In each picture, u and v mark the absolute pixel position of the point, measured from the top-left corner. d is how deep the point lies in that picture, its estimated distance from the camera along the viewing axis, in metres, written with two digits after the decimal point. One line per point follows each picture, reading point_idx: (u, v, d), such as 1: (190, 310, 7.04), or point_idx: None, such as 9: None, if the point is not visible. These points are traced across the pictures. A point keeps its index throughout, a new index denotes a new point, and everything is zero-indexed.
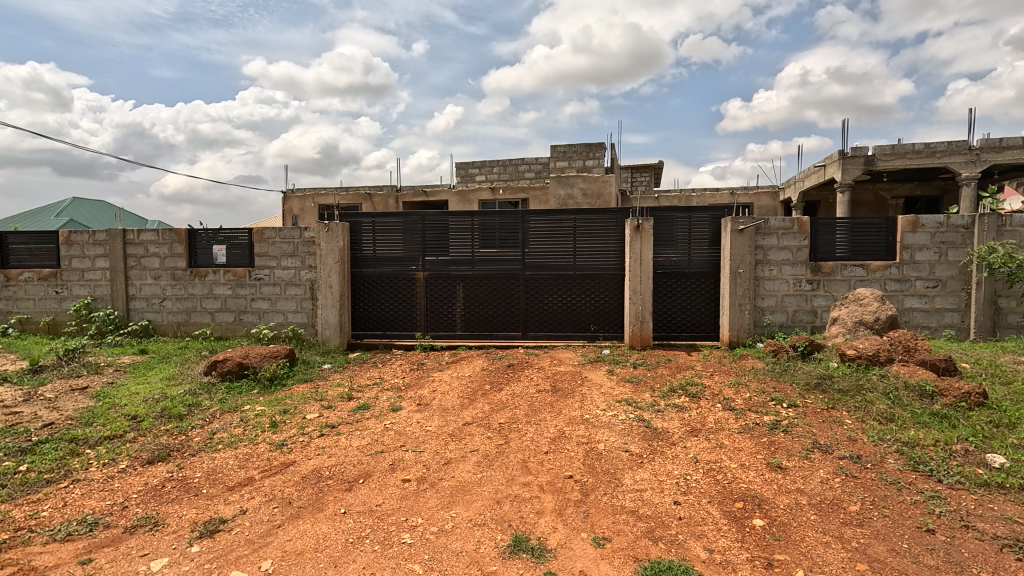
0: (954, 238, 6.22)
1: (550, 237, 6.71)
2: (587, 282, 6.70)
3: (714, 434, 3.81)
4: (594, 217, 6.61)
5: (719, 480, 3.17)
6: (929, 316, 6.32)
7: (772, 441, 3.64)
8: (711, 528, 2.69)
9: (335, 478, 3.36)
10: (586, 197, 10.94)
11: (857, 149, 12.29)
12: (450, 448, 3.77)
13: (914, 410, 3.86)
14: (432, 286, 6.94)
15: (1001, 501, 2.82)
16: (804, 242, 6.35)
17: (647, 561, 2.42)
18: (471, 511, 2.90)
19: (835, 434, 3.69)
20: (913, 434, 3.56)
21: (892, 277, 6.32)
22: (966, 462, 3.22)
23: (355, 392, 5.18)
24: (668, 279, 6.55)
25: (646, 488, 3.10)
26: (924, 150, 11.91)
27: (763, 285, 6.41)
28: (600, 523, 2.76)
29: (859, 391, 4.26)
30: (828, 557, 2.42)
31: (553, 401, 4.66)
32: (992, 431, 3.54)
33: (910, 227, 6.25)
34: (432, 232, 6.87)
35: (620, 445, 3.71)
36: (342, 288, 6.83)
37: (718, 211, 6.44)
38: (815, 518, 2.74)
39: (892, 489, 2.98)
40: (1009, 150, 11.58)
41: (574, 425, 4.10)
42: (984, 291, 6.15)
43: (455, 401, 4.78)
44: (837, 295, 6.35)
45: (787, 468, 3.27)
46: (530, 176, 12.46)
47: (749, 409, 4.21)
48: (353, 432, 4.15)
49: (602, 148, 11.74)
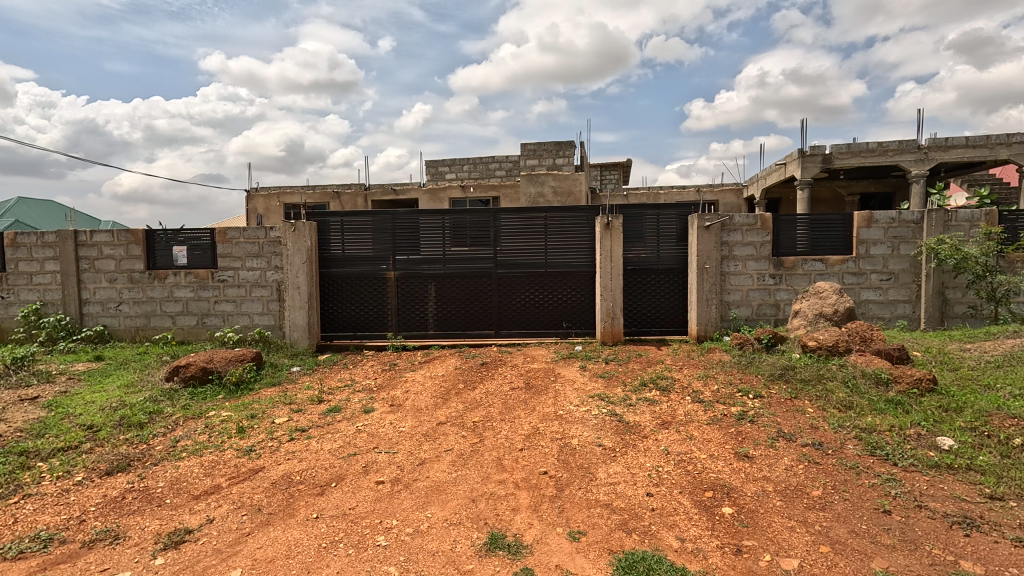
0: (905, 233, 6.52)
1: (521, 235, 6.72)
2: (559, 279, 6.75)
3: (684, 426, 3.90)
4: (565, 214, 6.66)
5: (689, 471, 3.25)
6: (884, 307, 6.62)
7: (739, 432, 3.74)
8: (682, 518, 2.75)
9: (307, 482, 3.30)
10: (557, 195, 11.04)
11: (816, 147, 12.70)
12: (424, 448, 3.74)
13: (871, 397, 4.03)
14: (404, 285, 6.86)
15: (950, 481, 2.98)
16: (767, 239, 6.54)
17: (621, 553, 2.45)
18: (446, 510, 2.89)
19: (798, 422, 3.83)
20: (870, 420, 3.71)
21: (850, 271, 6.59)
22: (919, 445, 3.39)
23: (326, 394, 5.08)
24: (638, 276, 6.66)
25: (619, 482, 3.15)
26: (877, 149, 12.41)
27: (729, 280, 6.59)
28: (574, 518, 2.78)
29: (819, 380, 4.42)
30: (793, 541, 2.51)
31: (526, 398, 4.68)
32: (942, 415, 3.73)
33: (865, 223, 6.53)
34: (403, 231, 6.79)
35: (593, 440, 3.75)
36: (310, 289, 6.71)
37: (684, 208, 6.58)
38: (780, 504, 2.84)
39: (852, 473, 3.11)
40: (954, 149, 12.18)
41: (547, 421, 4.13)
42: (933, 283, 6.47)
43: (428, 401, 4.74)
44: (799, 289, 6.57)
45: (754, 457, 3.37)
46: (501, 174, 12.48)
47: (717, 401, 4.32)
48: (324, 436, 4.07)
49: (572, 146, 11.80)
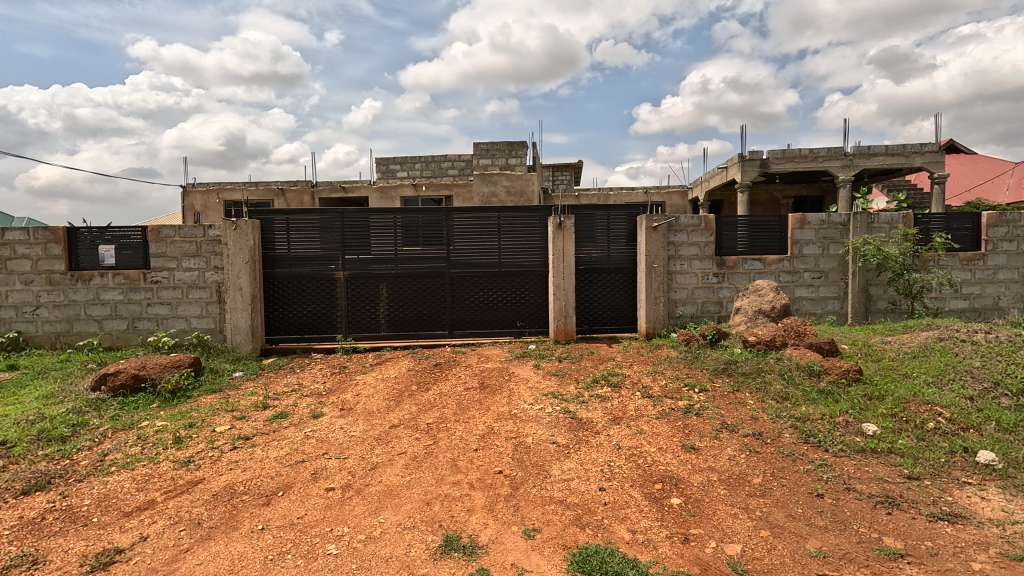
0: (834, 233, 6.98)
1: (475, 234, 6.70)
2: (512, 279, 6.78)
3: (634, 421, 4.01)
4: (518, 214, 6.70)
5: (639, 464, 3.35)
6: (815, 303, 7.06)
7: (686, 425, 3.89)
8: (633, 510, 2.83)
9: (251, 492, 3.15)
10: (509, 194, 11.08)
11: (754, 152, 13.38)
12: (376, 452, 3.66)
13: (805, 388, 4.30)
14: (354, 286, 6.68)
15: (874, 464, 3.22)
16: (710, 239, 6.83)
17: (575, 548, 2.49)
18: (400, 515, 2.84)
19: (740, 414, 4.03)
20: (804, 410, 3.95)
21: (785, 270, 6.98)
22: (847, 432, 3.65)
23: (271, 400, 4.87)
24: (589, 275, 6.79)
25: (572, 478, 3.20)
26: (808, 155, 13.22)
27: (675, 279, 6.83)
28: (529, 516, 2.80)
29: (759, 373, 4.66)
30: (736, 527, 2.64)
31: (480, 398, 4.67)
32: (867, 403, 4.02)
33: (798, 224, 6.94)
34: (352, 230, 6.61)
35: (547, 437, 3.79)
36: (254, 290, 6.41)
37: (633, 209, 6.76)
38: (724, 493, 2.97)
39: (788, 460, 3.30)
40: (875, 156, 13.16)
41: (502, 421, 4.13)
42: (858, 280, 6.97)
43: (381, 404, 4.64)
44: (739, 286, 6.91)
45: (700, 449, 3.51)
46: (454, 173, 12.38)
47: (665, 395, 4.48)
48: (270, 443, 3.90)
49: (524, 147, 11.87)
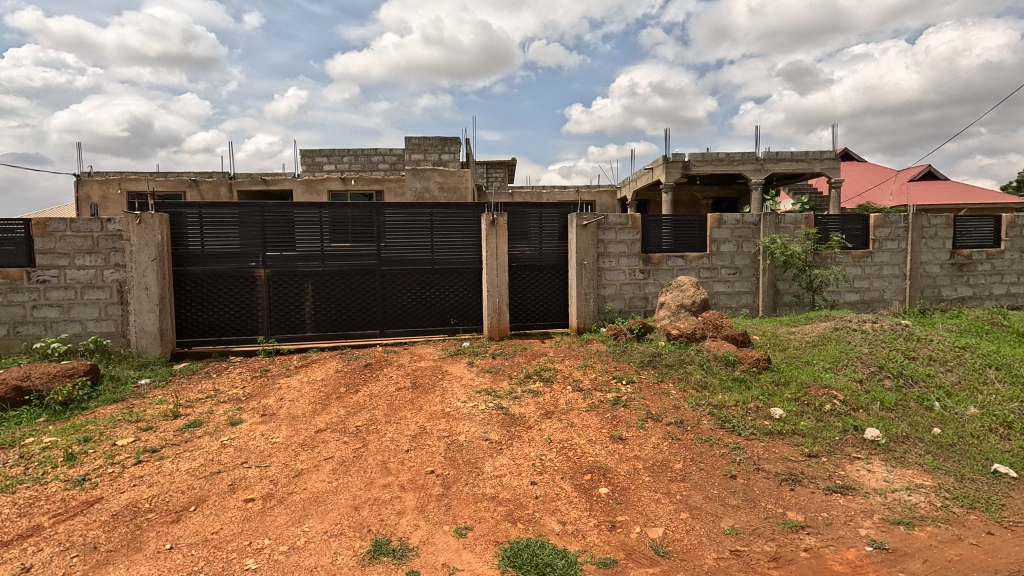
0: (747, 232, 7.51)
1: (406, 231, 6.56)
2: (445, 276, 6.71)
3: (565, 415, 4.10)
4: (451, 210, 6.63)
5: (569, 456, 3.43)
6: (731, 298, 7.57)
7: (614, 416, 4.04)
8: (563, 502, 2.89)
9: (158, 509, 2.90)
10: (442, 190, 10.95)
11: (677, 155, 14.10)
12: (301, 459, 3.50)
13: (721, 377, 4.60)
14: (277, 284, 6.33)
15: (780, 445, 3.51)
16: (636, 237, 7.12)
17: (507, 543, 2.51)
18: (326, 522, 2.73)
19: (663, 403, 4.24)
20: (721, 397, 4.23)
21: (705, 267, 7.43)
22: (757, 416, 3.94)
23: (182, 408, 4.51)
24: (522, 272, 6.86)
25: (504, 473, 3.22)
26: (725, 159, 14.13)
27: (604, 275, 7.06)
28: (461, 514, 2.79)
29: (681, 364, 4.93)
30: (659, 512, 2.77)
31: (413, 398, 4.59)
32: (775, 389, 4.37)
33: (715, 224, 7.40)
34: (275, 225, 6.26)
35: (480, 434, 3.79)
36: (162, 290, 5.91)
37: (564, 207, 6.91)
38: (648, 479, 3.12)
39: (706, 445, 3.52)
40: (782, 161, 14.29)
41: (434, 420, 4.08)
42: (768, 276, 7.54)
43: (306, 408, 4.43)
44: (663, 282, 7.26)
45: (626, 438, 3.66)
46: (385, 167, 12.05)
47: (595, 388, 4.62)
48: (181, 455, 3.61)
49: (457, 142, 11.77)
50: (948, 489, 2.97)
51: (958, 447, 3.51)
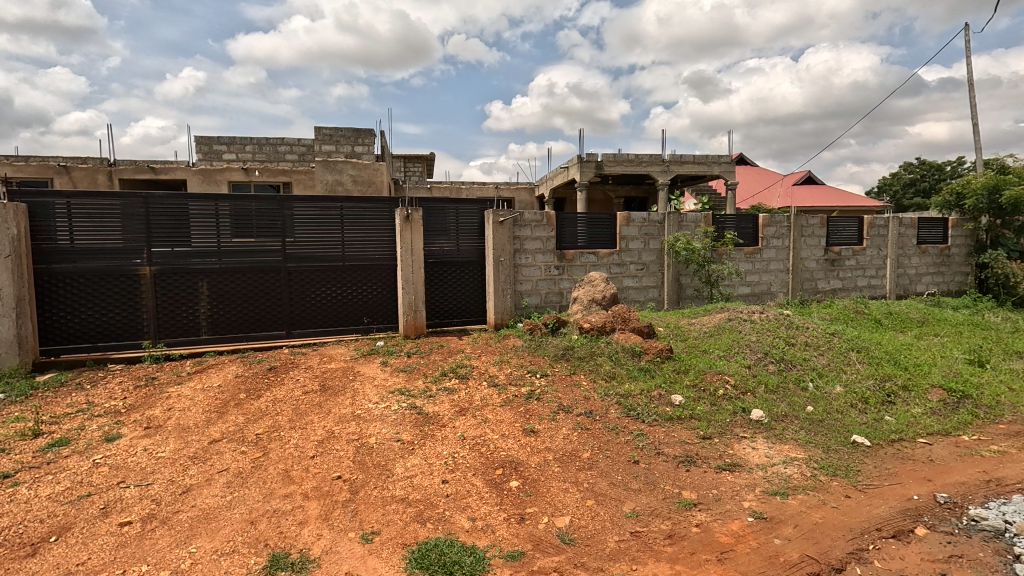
0: (654, 230, 7.95)
1: (315, 226, 6.24)
2: (358, 273, 6.46)
3: (479, 411, 4.11)
4: (363, 204, 6.39)
5: (482, 452, 3.45)
6: (640, 292, 7.99)
7: (528, 410, 4.11)
8: (474, 498, 2.90)
9: (9, 544, 2.53)
10: (356, 184, 10.54)
11: (591, 155, 14.61)
12: (191, 473, 3.21)
13: (628, 367, 4.84)
14: (166, 283, 5.77)
15: (678, 429, 3.76)
16: (551, 233, 7.29)
17: (415, 545, 2.47)
18: (217, 540, 2.52)
19: (575, 395, 4.38)
20: (627, 387, 4.46)
21: (615, 263, 7.77)
22: (660, 403, 4.19)
23: (46, 425, 3.97)
24: (438, 268, 6.77)
25: (416, 474, 3.17)
26: (635, 160, 14.86)
27: (521, 271, 7.16)
28: (368, 519, 2.70)
29: (592, 356, 5.12)
30: (566, 501, 2.86)
31: (321, 401, 4.38)
32: (676, 377, 4.67)
33: (625, 221, 7.76)
34: (163, 218, 5.69)
35: (391, 435, 3.70)
36: (18, 292, 5.11)
37: (481, 203, 6.91)
38: (557, 470, 3.21)
39: (612, 434, 3.69)
40: (686, 164, 15.29)
41: (343, 423, 3.92)
42: (672, 271, 8.04)
43: (199, 418, 4.08)
44: (577, 278, 7.50)
45: (538, 431, 3.74)
46: (293, 158, 11.38)
47: (509, 383, 4.68)
48: (41, 479, 3.17)
49: (371, 135, 11.36)
50: (817, 460, 3.35)
51: (826, 422, 3.97)
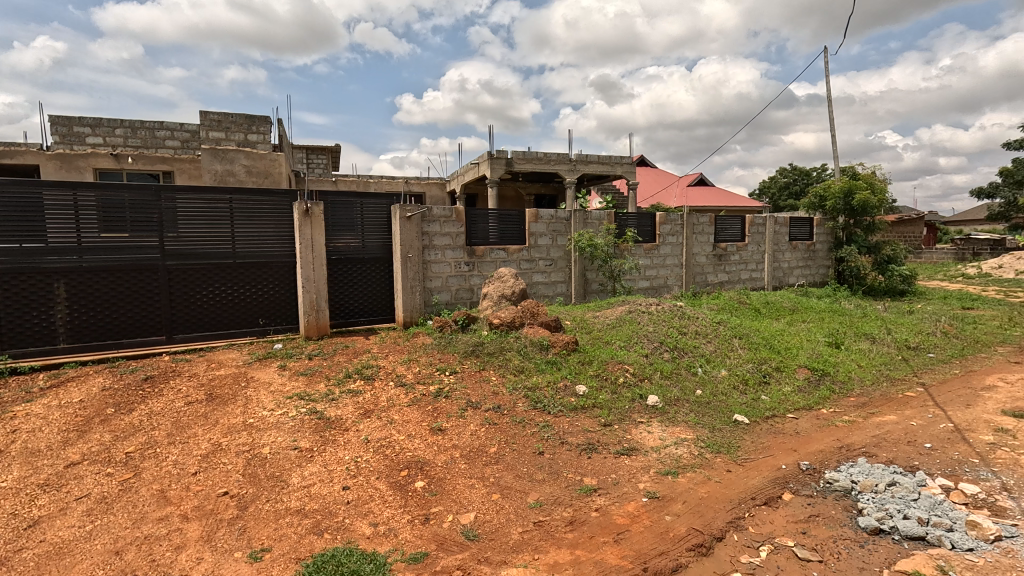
0: (561, 227, 8.19)
1: (200, 219, 5.68)
2: (252, 271, 5.99)
3: (385, 412, 3.99)
4: (256, 197, 5.93)
5: (387, 454, 3.34)
6: (548, 287, 8.20)
7: (435, 408, 4.05)
8: (377, 503, 2.80)
9: None
10: (250, 175, 9.77)
11: (501, 152, 14.74)
12: (41, 504, 2.78)
13: (536, 361, 4.94)
14: (11, 285, 4.96)
15: (582, 419, 3.91)
16: (460, 229, 7.24)
17: (310, 558, 2.33)
18: None
19: (483, 391, 4.39)
20: (535, 380, 4.55)
21: (524, 258, 7.90)
22: (565, 394, 4.33)
23: None
24: (342, 265, 6.47)
25: (313, 482, 3.00)
26: (544, 158, 15.21)
27: (430, 268, 7.04)
28: (258, 535, 2.51)
29: (501, 351, 5.16)
30: (472, 497, 2.85)
31: (207, 412, 4.00)
32: (580, 368, 4.85)
33: (533, 218, 7.92)
34: (6, 209, 4.89)
35: (287, 444, 3.47)
36: None
37: (387, 198, 6.69)
38: (464, 466, 3.19)
39: (519, 427, 3.74)
40: (591, 163, 15.93)
41: (233, 434, 3.62)
42: (578, 266, 8.34)
43: (54, 439, 3.55)
44: (487, 274, 7.52)
45: (445, 429, 3.70)
46: (174, 145, 10.29)
47: (418, 382, 4.58)
48: None
49: (267, 123, 10.55)
50: (703, 440, 3.64)
51: (712, 404, 4.33)
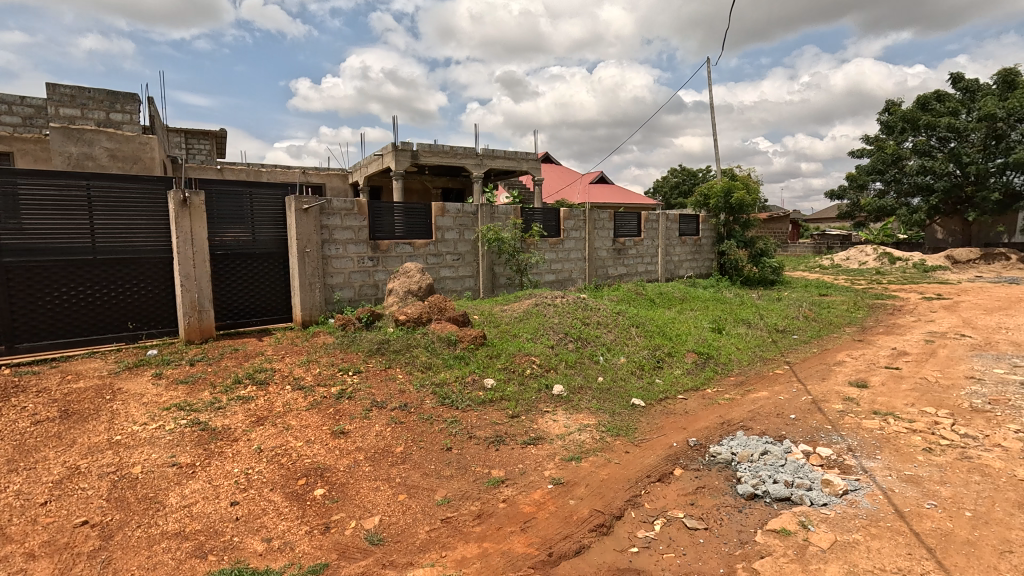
0: (468, 221, 8.15)
1: (48, 209, 4.90)
2: (117, 269, 5.29)
3: (281, 418, 3.72)
4: (122, 184, 5.23)
5: (282, 463, 3.12)
6: (456, 282, 8.15)
7: (337, 410, 3.85)
8: (270, 516, 2.60)
9: None
10: (114, 159, 8.61)
11: (406, 144, 14.36)
12: None
13: (443, 356, 4.88)
14: None
15: (490, 412, 3.93)
16: (363, 223, 6.94)
17: None
18: None
19: (389, 389, 4.25)
20: (442, 376, 4.50)
21: (431, 253, 7.78)
22: (473, 388, 4.33)
23: None
24: (230, 261, 5.92)
25: (196, 501, 2.72)
26: (450, 151, 15.05)
27: (330, 263, 6.68)
28: (127, 566, 2.22)
29: (407, 348, 5.03)
30: (376, 500, 2.75)
31: (61, 431, 3.47)
32: (488, 362, 4.88)
33: (439, 212, 7.80)
34: None
35: (164, 461, 3.11)
36: None
37: (280, 189, 6.22)
38: (368, 469, 3.07)
39: (427, 424, 3.67)
40: (498, 159, 16.05)
41: (95, 455, 3.17)
42: (486, 261, 8.37)
43: None
44: (393, 269, 7.30)
45: (348, 432, 3.53)
46: (13, 122, 8.65)
47: (318, 384, 4.33)
48: None
49: (135, 100, 9.34)
50: (604, 424, 3.82)
51: (612, 390, 4.56)
